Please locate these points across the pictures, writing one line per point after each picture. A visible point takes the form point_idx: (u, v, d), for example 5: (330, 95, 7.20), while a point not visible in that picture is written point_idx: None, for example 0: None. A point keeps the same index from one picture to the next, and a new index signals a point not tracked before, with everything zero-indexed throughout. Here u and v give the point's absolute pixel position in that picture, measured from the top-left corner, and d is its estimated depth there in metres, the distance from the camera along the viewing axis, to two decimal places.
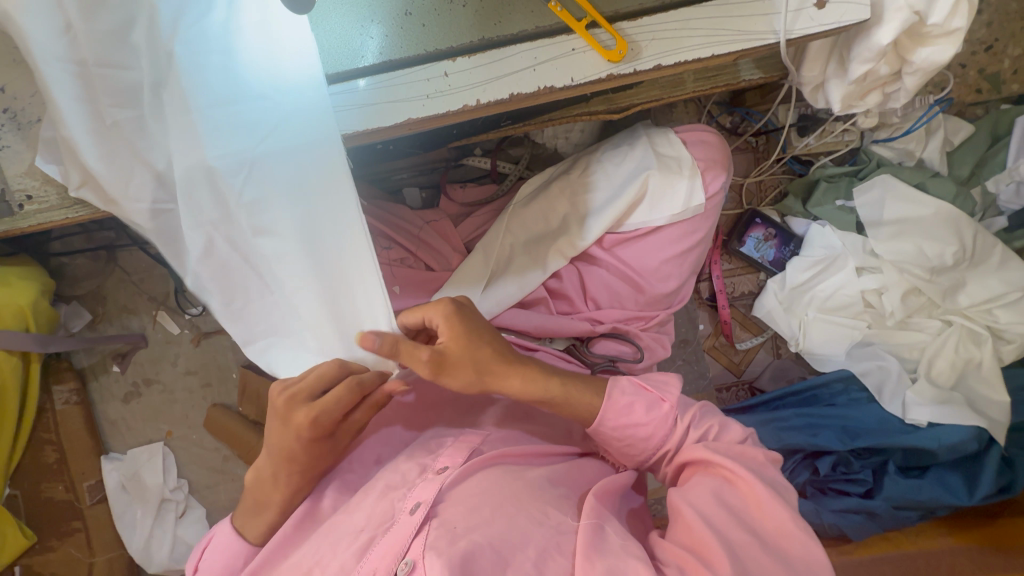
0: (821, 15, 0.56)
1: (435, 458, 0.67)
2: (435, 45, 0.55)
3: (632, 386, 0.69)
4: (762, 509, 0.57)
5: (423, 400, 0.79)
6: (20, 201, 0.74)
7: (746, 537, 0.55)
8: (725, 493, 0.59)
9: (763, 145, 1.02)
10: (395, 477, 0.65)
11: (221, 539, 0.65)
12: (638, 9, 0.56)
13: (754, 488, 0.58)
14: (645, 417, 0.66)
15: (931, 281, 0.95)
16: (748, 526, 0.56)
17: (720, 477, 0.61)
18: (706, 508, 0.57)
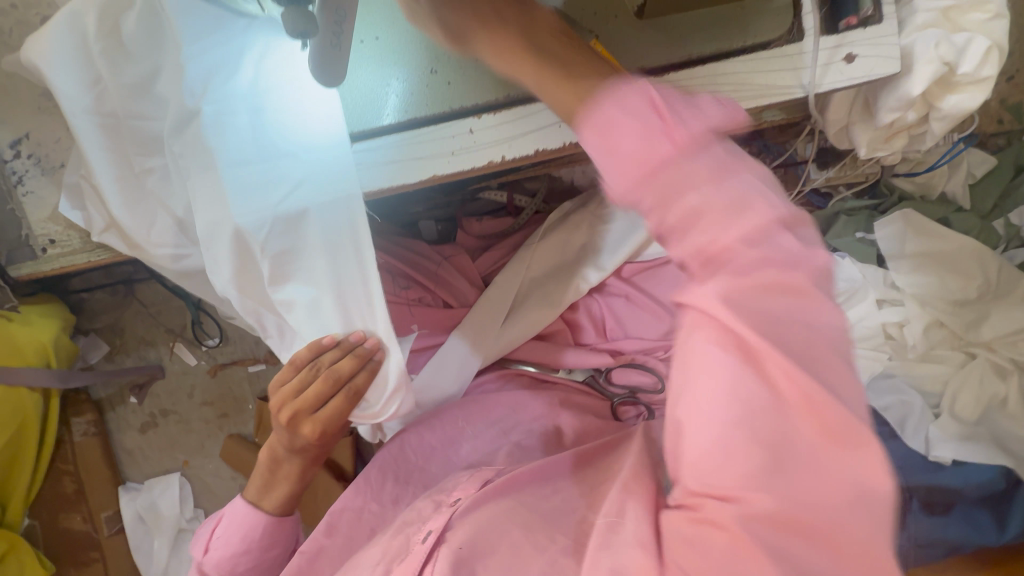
0: (850, 70, 0.55)
1: (450, 495, 0.66)
2: (460, 102, 0.55)
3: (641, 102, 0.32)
4: (832, 459, 0.29)
5: (442, 439, 0.79)
6: (43, 245, 0.74)
7: (798, 502, 0.29)
8: (797, 466, 0.29)
9: (782, 177, 1.00)
10: (412, 515, 0.65)
11: (228, 522, 0.67)
12: (664, 64, 0.55)
13: (820, 412, 0.29)
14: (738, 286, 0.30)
15: (955, 313, 0.95)
16: (817, 486, 0.29)
17: (783, 423, 0.29)
18: (732, 489, 0.30)
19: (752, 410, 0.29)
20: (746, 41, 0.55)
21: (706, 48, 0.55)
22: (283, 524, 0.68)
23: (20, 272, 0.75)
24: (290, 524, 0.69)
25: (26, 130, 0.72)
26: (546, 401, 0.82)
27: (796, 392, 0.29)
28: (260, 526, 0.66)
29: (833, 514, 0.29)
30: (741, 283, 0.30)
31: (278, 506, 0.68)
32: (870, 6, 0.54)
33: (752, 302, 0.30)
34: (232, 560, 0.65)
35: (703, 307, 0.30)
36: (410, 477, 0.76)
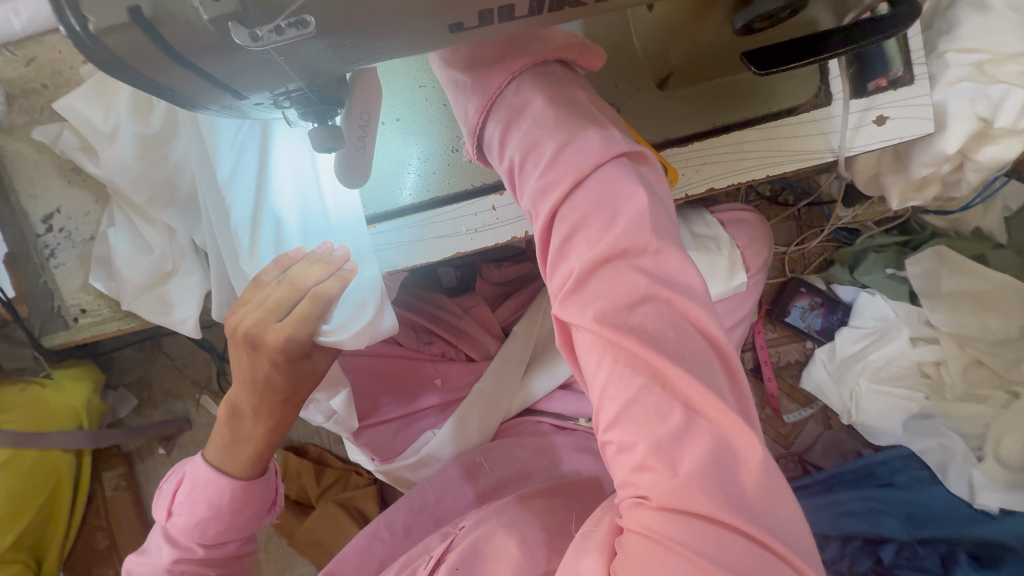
0: (881, 132, 0.54)
1: (456, 526, 0.67)
2: (482, 180, 0.55)
3: (532, 137, 0.42)
4: (714, 432, 0.36)
5: (466, 499, 0.77)
6: (75, 314, 0.76)
7: (696, 472, 0.35)
8: (691, 445, 0.36)
9: (806, 214, 0.99)
10: (418, 550, 0.65)
11: (193, 480, 0.57)
12: (688, 134, 0.54)
13: (693, 390, 0.36)
14: (621, 283, 0.38)
15: (995, 352, 0.91)
16: (712, 466, 0.36)
17: (666, 402, 0.37)
18: (645, 469, 0.36)
19: (635, 396, 0.37)
20: (771, 107, 0.53)
21: (733, 116, 0.53)
22: (257, 485, 0.58)
23: (52, 341, 0.76)
24: (265, 482, 0.59)
25: (58, 204, 0.74)
26: (564, 445, 0.83)
27: (672, 374, 0.36)
28: (228, 492, 0.56)
29: (726, 480, 0.36)
30: (619, 276, 0.38)
31: (241, 468, 0.56)
32: (899, 66, 0.53)
33: (626, 289, 0.38)
34: (200, 526, 0.56)
35: (587, 309, 0.38)
36: (424, 507, 0.77)
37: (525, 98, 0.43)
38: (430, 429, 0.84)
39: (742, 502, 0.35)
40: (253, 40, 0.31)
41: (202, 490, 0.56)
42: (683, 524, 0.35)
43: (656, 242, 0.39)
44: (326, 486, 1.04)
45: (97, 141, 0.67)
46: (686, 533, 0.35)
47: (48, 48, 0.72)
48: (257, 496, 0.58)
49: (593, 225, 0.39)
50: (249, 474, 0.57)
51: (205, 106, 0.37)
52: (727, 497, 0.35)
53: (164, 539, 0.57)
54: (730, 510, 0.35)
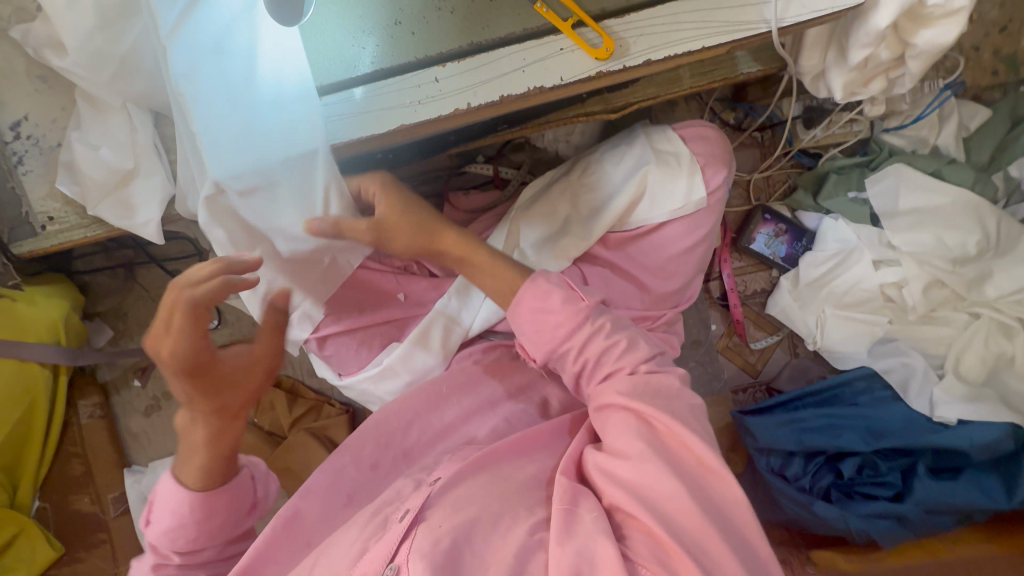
0: (813, 3, 0.55)
1: (430, 475, 0.61)
2: (425, 52, 0.57)
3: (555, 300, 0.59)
4: (708, 483, 0.50)
5: None
6: (43, 222, 0.77)
7: (659, 459, 0.50)
8: (644, 433, 0.52)
9: (768, 140, 0.99)
10: (392, 492, 0.60)
11: (169, 492, 0.56)
12: (625, 7, 0.56)
13: (704, 452, 0.50)
14: (546, 301, 0.59)
15: (955, 273, 0.91)
16: (665, 441, 0.52)
17: (678, 458, 0.50)
18: (650, 472, 0.49)
19: (657, 459, 0.50)
20: None
21: None
22: (220, 495, 0.56)
23: (21, 249, 0.78)
24: (234, 489, 0.57)
25: (24, 111, 0.76)
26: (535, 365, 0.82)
27: (683, 433, 0.51)
28: (188, 502, 0.55)
29: (681, 459, 0.51)
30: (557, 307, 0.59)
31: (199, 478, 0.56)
32: None
33: (545, 306, 0.59)
34: (169, 535, 0.55)
35: (522, 328, 0.60)
36: (393, 439, 0.69)
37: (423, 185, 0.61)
38: (397, 340, 0.85)
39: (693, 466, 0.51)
40: None
41: (176, 501, 0.55)
42: (662, 494, 0.48)
43: (679, 382, 0.57)
44: (298, 415, 1.06)
45: (57, 16, 0.66)
46: (677, 505, 0.47)
47: None
48: (225, 507, 0.57)
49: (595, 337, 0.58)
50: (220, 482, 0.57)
51: None
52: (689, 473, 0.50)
53: (147, 548, 0.57)
54: (691, 473, 0.50)
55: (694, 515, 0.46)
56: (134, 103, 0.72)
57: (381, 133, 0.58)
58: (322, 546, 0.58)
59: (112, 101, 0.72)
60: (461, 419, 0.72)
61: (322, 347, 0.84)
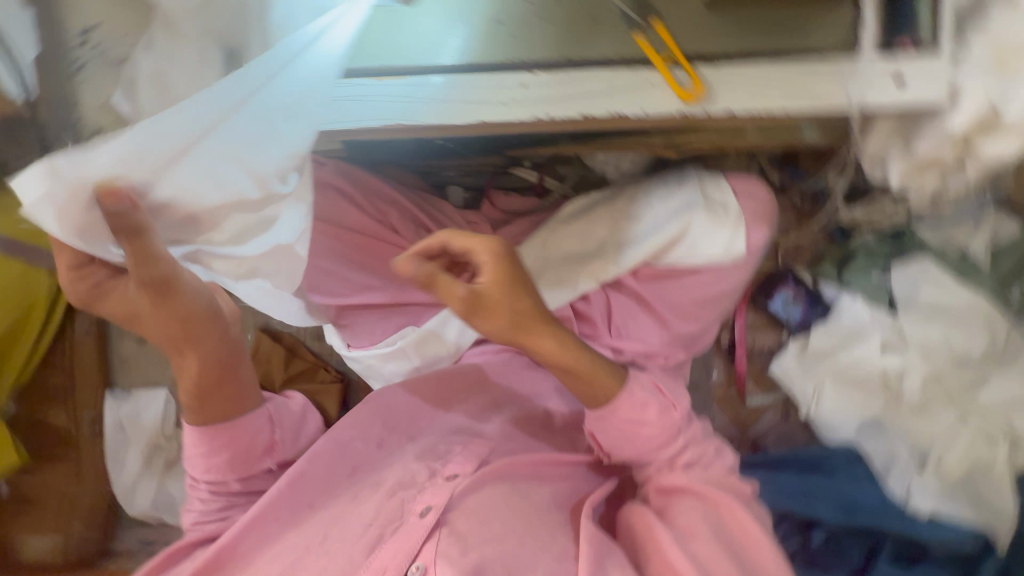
0: (897, 93, 0.57)
1: (444, 466, 0.63)
2: (517, 56, 0.57)
3: (650, 387, 0.63)
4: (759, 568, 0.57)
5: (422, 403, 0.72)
6: (90, 131, 0.76)
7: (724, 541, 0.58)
8: (706, 516, 0.59)
9: (807, 208, 1.02)
10: (406, 474, 0.62)
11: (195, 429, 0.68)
12: (718, 54, 0.57)
13: (760, 542, 0.58)
14: (640, 413, 0.62)
15: (957, 372, 0.94)
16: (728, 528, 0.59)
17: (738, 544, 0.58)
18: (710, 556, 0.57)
19: (717, 542, 0.57)
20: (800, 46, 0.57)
21: (763, 45, 0.57)
22: (236, 428, 0.68)
23: None
24: (247, 423, 0.69)
25: (99, 19, 0.74)
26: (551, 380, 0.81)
27: (745, 521, 0.59)
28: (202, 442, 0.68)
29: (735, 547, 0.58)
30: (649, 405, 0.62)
31: (210, 419, 0.67)
32: (925, 34, 0.57)
33: (635, 409, 0.62)
34: (199, 465, 0.69)
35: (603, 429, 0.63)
36: (400, 425, 0.68)
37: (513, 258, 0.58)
38: (414, 324, 0.84)
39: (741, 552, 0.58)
40: None
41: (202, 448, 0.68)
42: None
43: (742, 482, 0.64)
44: (293, 373, 1.05)
45: None
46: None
47: None
48: (236, 441, 0.68)
49: (681, 443, 0.63)
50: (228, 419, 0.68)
51: None
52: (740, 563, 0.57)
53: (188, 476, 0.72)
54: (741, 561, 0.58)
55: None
56: (211, 36, 0.71)
57: (457, 123, 0.58)
58: (318, 520, 0.60)
59: (189, 28, 0.71)
60: (471, 418, 0.71)
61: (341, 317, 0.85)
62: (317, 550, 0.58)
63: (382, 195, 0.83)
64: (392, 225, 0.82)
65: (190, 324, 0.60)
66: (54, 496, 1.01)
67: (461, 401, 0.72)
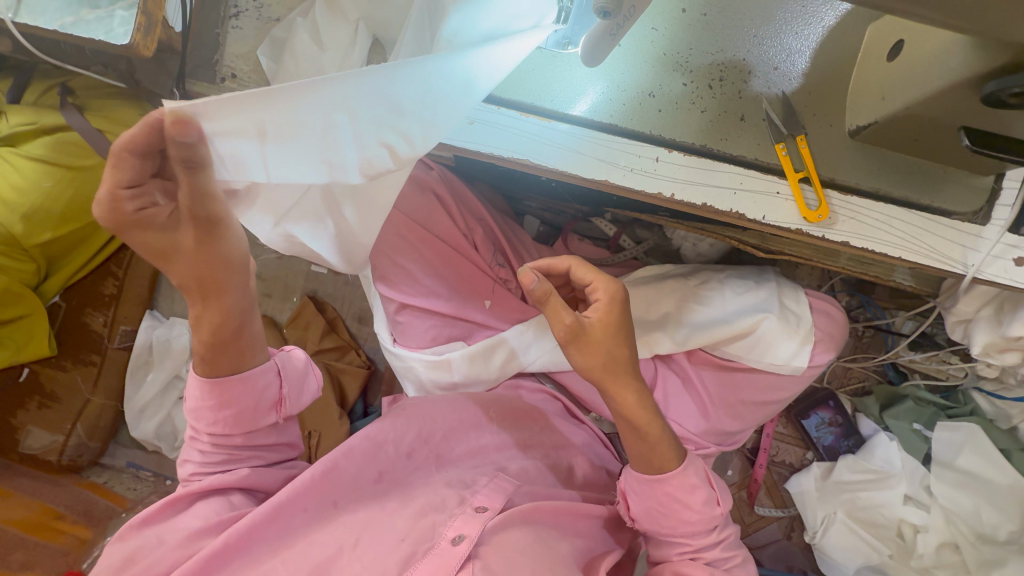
0: (1015, 272, 0.57)
1: (473, 496, 0.64)
2: (659, 132, 0.59)
3: (703, 473, 0.63)
4: None
5: (466, 425, 0.73)
6: (225, 76, 0.79)
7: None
8: None
9: (868, 338, 1.01)
10: (435, 500, 0.62)
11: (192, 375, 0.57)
12: (851, 186, 0.58)
13: None
14: (687, 495, 0.61)
15: (976, 547, 0.91)
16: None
17: None
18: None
19: None
20: (932, 201, 0.57)
21: (896, 190, 0.57)
22: (243, 381, 0.56)
23: (192, 87, 0.79)
24: (253, 379, 0.56)
25: None
26: (578, 436, 0.82)
27: None
28: (204, 387, 0.56)
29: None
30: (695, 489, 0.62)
31: (216, 370, 0.55)
32: None
33: (680, 488, 0.61)
34: (194, 415, 0.57)
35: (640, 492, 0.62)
36: (431, 438, 0.70)
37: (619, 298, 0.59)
38: (463, 341, 0.85)
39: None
40: None
41: (200, 394, 0.56)
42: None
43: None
44: (324, 347, 1.06)
45: None
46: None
47: None
48: (242, 397, 0.56)
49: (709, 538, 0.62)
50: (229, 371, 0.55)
51: None
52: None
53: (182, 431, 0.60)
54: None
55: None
56: (365, 24, 0.75)
57: (583, 176, 0.60)
58: (348, 521, 0.59)
59: (347, 11, 0.75)
60: (494, 448, 0.73)
61: (400, 312, 0.85)
62: (350, 554, 0.56)
63: (472, 214, 0.88)
64: (474, 243, 0.85)
65: (221, 271, 0.50)
66: (69, 395, 1.03)
67: (495, 426, 0.76)
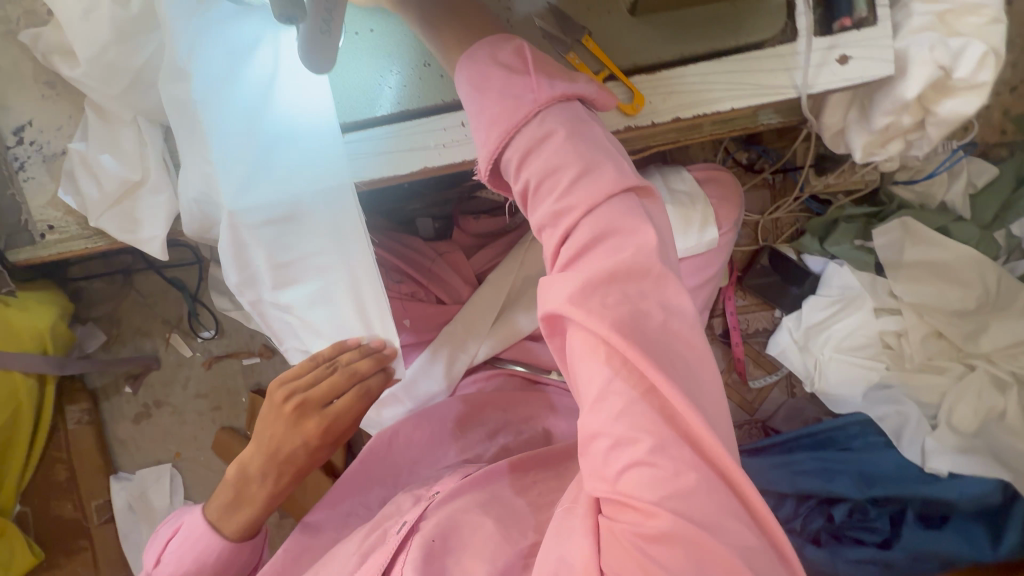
0: (843, 71, 0.55)
1: (429, 489, 0.71)
2: (452, 96, 0.56)
3: (604, 217, 0.43)
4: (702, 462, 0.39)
5: (433, 445, 0.79)
6: (42, 231, 0.75)
7: (655, 427, 0.40)
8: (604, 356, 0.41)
9: (781, 183, 1.00)
10: (392, 507, 0.70)
11: (189, 537, 0.63)
12: (655, 63, 0.55)
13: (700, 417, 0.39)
14: (592, 249, 0.42)
15: (955, 323, 0.94)
16: (662, 413, 0.40)
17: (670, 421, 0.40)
18: (637, 460, 0.39)
19: (630, 406, 0.40)
20: (738, 39, 0.55)
21: (697, 47, 0.55)
22: (241, 549, 0.64)
23: (17, 257, 0.75)
24: (253, 543, 0.65)
25: (30, 116, 0.73)
26: (540, 400, 0.83)
27: (666, 386, 0.40)
28: (212, 552, 0.62)
29: (644, 327, 0.41)
30: (581, 242, 0.43)
31: (239, 532, 0.63)
32: (864, 8, 0.54)
33: (517, 87, 0.46)
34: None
35: (490, 82, 0.47)
36: (399, 478, 0.78)
37: (549, 128, 0.45)
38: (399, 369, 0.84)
39: (687, 440, 0.40)
40: None
41: (195, 554, 0.62)
42: (650, 482, 0.39)
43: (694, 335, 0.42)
44: None
45: (72, 26, 0.66)
46: (609, 303, 0.41)
47: None
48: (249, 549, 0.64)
49: (610, 287, 0.42)
50: (236, 539, 0.63)
51: None
52: (648, 301, 0.42)
53: None
54: (684, 456, 0.40)
55: (628, 355, 0.40)
56: (145, 117, 0.71)
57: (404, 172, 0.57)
58: None
59: (122, 114, 0.71)
60: (462, 454, 0.78)
61: None
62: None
63: None
64: None
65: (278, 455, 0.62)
66: None
67: (457, 435, 0.79)
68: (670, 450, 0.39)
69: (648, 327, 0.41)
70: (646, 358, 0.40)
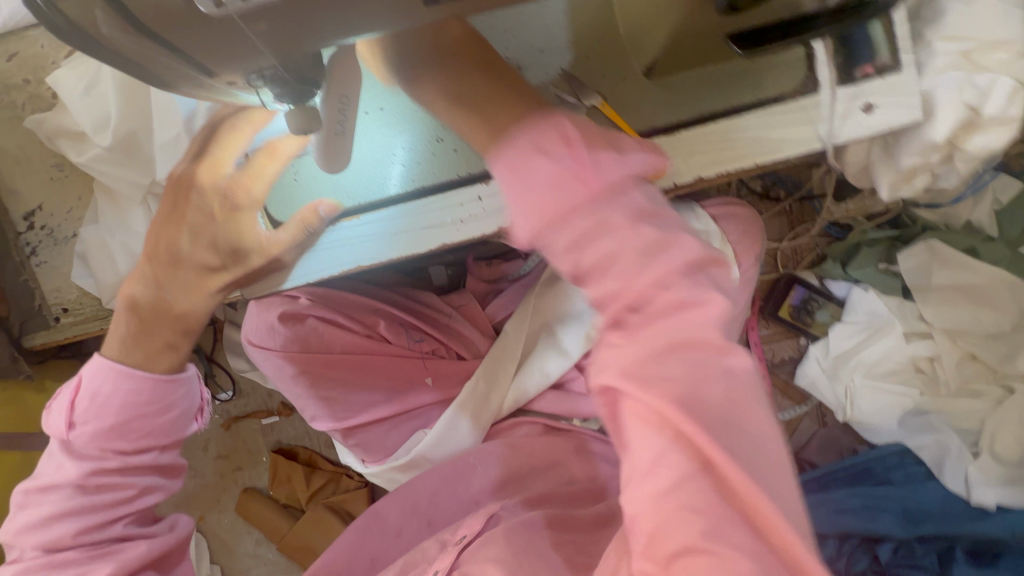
0: (870, 120, 0.53)
1: (455, 533, 0.68)
2: (466, 170, 0.55)
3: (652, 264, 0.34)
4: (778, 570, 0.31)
5: (454, 480, 0.77)
6: (58, 314, 0.74)
7: (708, 506, 0.32)
8: (650, 440, 0.32)
9: (798, 210, 1.01)
10: (416, 555, 0.67)
11: (99, 379, 0.47)
12: (675, 123, 0.54)
13: (766, 512, 0.31)
14: (661, 309, 0.34)
15: (989, 346, 0.90)
16: (725, 493, 0.32)
17: (732, 520, 0.32)
18: (692, 545, 0.31)
19: (689, 498, 0.32)
20: (757, 95, 0.53)
21: (715, 105, 0.53)
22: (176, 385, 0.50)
23: (35, 341, 0.75)
24: (186, 384, 0.50)
25: (39, 202, 0.73)
26: (563, 447, 0.80)
27: (729, 470, 0.31)
28: (143, 387, 0.47)
29: (707, 399, 0.32)
30: (638, 292, 0.34)
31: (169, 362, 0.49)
32: (886, 54, 0.53)
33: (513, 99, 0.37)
34: (107, 430, 0.47)
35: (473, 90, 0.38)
36: (418, 508, 0.77)
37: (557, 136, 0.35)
38: (423, 429, 0.82)
39: (747, 524, 0.32)
40: (216, 6, 0.29)
41: (116, 397, 0.47)
42: (712, 572, 0.30)
43: (764, 424, 0.34)
44: (316, 488, 1.01)
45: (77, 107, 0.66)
46: (668, 373, 0.33)
47: (26, 44, 0.70)
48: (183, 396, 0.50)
49: (671, 360, 0.33)
50: (169, 370, 0.49)
51: (177, 86, 0.36)
52: (712, 368, 0.33)
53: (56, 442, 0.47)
54: (741, 542, 0.31)
55: (684, 428, 0.32)
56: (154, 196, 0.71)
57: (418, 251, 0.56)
58: None
59: (130, 195, 0.70)
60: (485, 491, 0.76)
61: (347, 438, 0.80)
62: None
63: (364, 306, 0.81)
64: (382, 337, 0.81)
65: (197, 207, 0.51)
66: None
67: (479, 470, 0.78)
68: (730, 534, 0.31)
69: (711, 397, 0.32)
70: (709, 432, 0.32)
